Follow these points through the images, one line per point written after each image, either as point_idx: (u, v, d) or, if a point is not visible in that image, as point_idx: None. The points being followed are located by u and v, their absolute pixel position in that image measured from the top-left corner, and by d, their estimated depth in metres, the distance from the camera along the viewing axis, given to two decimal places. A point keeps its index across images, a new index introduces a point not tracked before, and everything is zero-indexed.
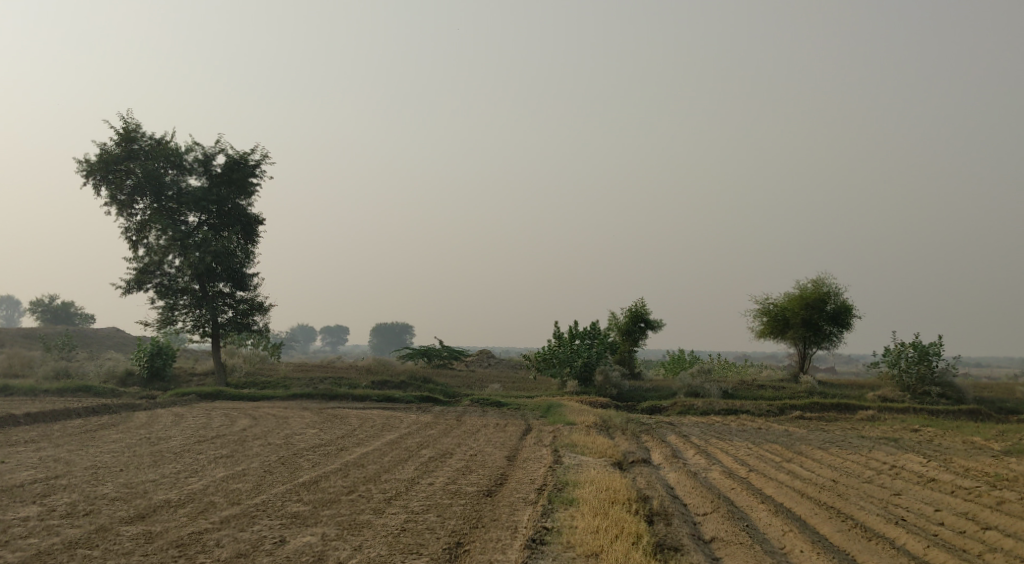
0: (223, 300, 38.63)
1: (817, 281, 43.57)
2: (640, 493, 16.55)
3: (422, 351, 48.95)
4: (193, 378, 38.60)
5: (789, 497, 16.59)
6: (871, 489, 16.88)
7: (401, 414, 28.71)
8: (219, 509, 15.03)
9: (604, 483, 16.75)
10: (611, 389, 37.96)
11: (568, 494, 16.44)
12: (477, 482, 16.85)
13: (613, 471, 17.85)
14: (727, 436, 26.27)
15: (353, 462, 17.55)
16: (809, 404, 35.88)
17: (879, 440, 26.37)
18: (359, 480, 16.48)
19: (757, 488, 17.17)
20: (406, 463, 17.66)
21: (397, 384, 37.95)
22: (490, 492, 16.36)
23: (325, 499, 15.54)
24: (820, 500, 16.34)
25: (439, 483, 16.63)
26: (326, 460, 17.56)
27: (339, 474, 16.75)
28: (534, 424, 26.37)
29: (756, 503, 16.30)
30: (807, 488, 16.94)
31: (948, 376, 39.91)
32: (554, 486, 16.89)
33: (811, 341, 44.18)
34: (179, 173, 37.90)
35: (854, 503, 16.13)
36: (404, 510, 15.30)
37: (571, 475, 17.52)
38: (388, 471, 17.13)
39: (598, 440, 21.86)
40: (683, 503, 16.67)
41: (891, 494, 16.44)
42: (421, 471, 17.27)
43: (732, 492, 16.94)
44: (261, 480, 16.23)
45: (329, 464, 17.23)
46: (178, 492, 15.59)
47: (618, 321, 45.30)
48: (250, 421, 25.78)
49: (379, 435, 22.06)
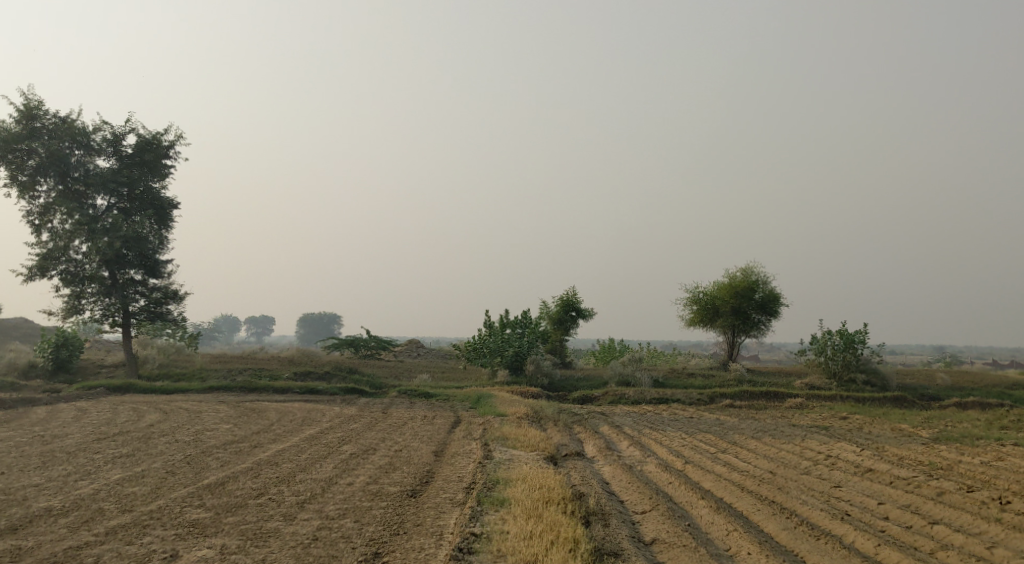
0: (134, 287, 36.72)
1: (746, 269, 43.45)
2: (573, 492, 15.69)
3: (348, 341, 47.55)
4: (102, 371, 36.65)
5: (729, 492, 15.94)
6: (811, 481, 16.35)
7: (323, 407, 27.42)
8: (107, 518, 13.70)
9: (536, 481, 15.85)
10: (542, 379, 37.22)
11: (498, 493, 15.51)
12: (400, 481, 15.80)
13: (546, 467, 16.98)
14: (660, 427, 25.66)
15: (266, 460, 16.34)
16: (739, 393, 35.63)
17: (811, 428, 26.06)
18: (270, 481, 15.28)
19: (695, 482, 16.48)
20: (324, 461, 16.51)
21: (320, 376, 36.58)
22: (415, 493, 15.34)
23: (230, 504, 14.32)
24: (762, 495, 15.73)
25: (359, 483, 15.53)
26: (236, 458, 16.29)
27: (249, 474, 15.51)
28: (462, 416, 25.39)
29: (695, 499, 15.60)
30: (747, 481, 16.32)
31: (873, 363, 40.10)
32: (483, 485, 15.92)
33: (740, 329, 44.06)
34: (86, 153, 35.83)
35: (796, 497, 15.54)
36: (317, 516, 14.18)
37: (502, 472, 16.60)
38: (303, 469, 15.96)
39: (529, 432, 20.97)
40: (620, 500, 15.88)
41: (832, 487, 15.93)
42: (340, 469, 16.13)
43: (671, 488, 16.22)
44: (160, 483, 14.91)
45: (240, 464, 15.98)
46: (63, 499, 14.19)
47: (549, 310, 44.57)
48: (160, 416, 24.24)
49: (297, 430, 20.82)
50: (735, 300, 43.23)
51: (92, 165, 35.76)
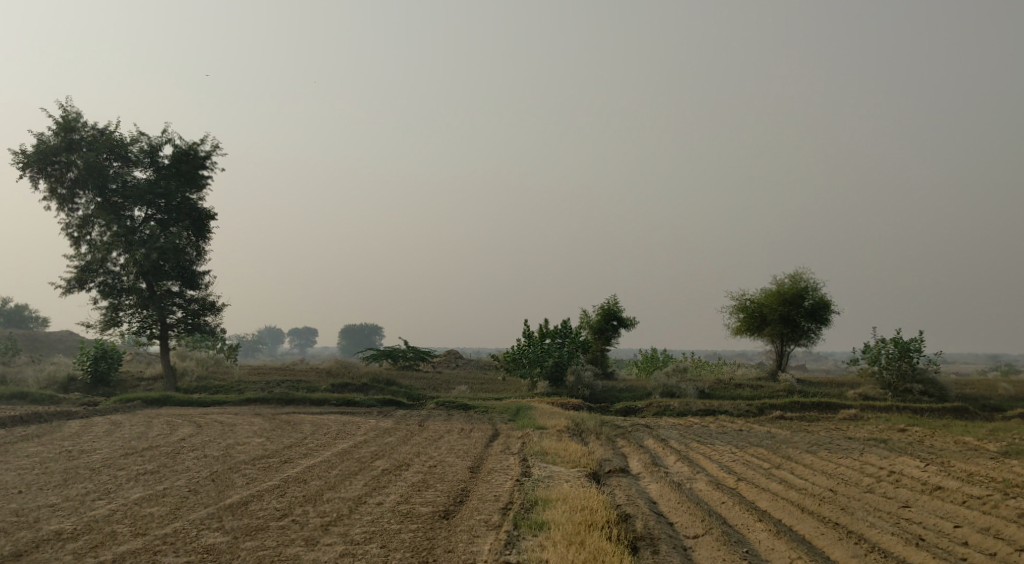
0: (172, 299, 36.42)
1: (795, 275, 42.15)
2: (618, 514, 14.74)
3: (387, 353, 47.00)
4: (141, 383, 36.41)
5: (788, 513, 14.89)
6: (876, 501, 15.25)
7: (359, 420, 26.75)
8: (120, 542, 13.06)
9: (578, 502, 14.94)
10: (583, 389, 36.28)
11: (537, 515, 14.62)
12: (432, 501, 14.98)
13: (588, 486, 16.06)
14: (707, 440, 24.62)
15: (294, 477, 15.63)
16: (789, 404, 34.39)
17: (868, 441, 24.84)
18: (296, 501, 14.56)
19: (750, 502, 15.45)
20: (353, 478, 15.75)
21: (358, 387, 36.02)
22: (448, 514, 14.52)
23: (250, 527, 13.61)
24: (824, 517, 14.67)
25: (389, 503, 14.73)
26: (263, 475, 15.61)
27: (274, 493, 14.80)
28: (501, 429, 24.56)
29: (752, 522, 14.59)
30: (806, 500, 15.27)
31: (930, 372, 38.58)
32: (521, 505, 15.04)
33: (788, 337, 42.75)
34: (123, 165, 35.65)
35: (862, 520, 14.48)
36: (341, 540, 13.40)
37: (542, 491, 15.71)
38: (330, 488, 15.20)
39: (570, 445, 20.03)
40: (669, 522, 14.92)
41: (900, 508, 14.83)
42: (370, 487, 15.36)
43: (724, 509, 15.22)
44: (180, 503, 14.26)
45: (266, 481, 15.28)
46: (75, 521, 13.59)
47: (590, 319, 43.64)
48: (193, 430, 23.71)
49: (330, 444, 20.13)
50: (783, 308, 41.96)
51: (130, 176, 35.57)
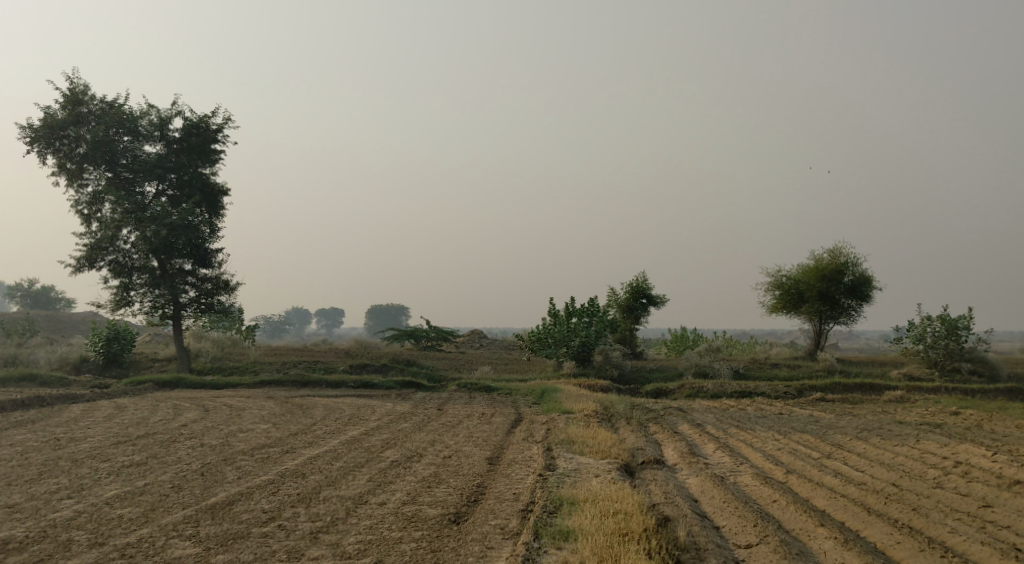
0: (185, 278, 35.13)
1: (834, 250, 40.19)
2: (655, 516, 13.18)
3: (408, 333, 45.59)
4: (154, 364, 35.21)
5: (852, 515, 13.27)
6: (952, 498, 13.57)
7: (375, 404, 25.32)
8: (77, 552, 11.77)
9: (608, 504, 13.38)
10: (612, 370, 34.71)
11: (563, 520, 13.10)
12: (443, 500, 13.49)
13: (620, 482, 14.48)
14: (746, 424, 22.97)
15: (293, 470, 14.22)
16: (830, 385, 32.62)
17: (921, 427, 23.10)
18: (288, 500, 13.17)
19: (805, 501, 13.82)
20: (357, 472, 14.28)
21: (377, 369, 34.64)
22: (459, 517, 13.02)
23: (229, 535, 12.24)
24: (896, 520, 13.03)
25: (394, 502, 13.27)
26: (258, 468, 14.23)
27: (265, 490, 13.42)
28: (525, 413, 23.05)
29: (812, 528, 12.98)
30: (870, 498, 13.62)
31: (979, 352, 36.69)
32: (545, 507, 13.52)
33: (827, 315, 40.83)
34: (134, 139, 34.17)
35: (941, 524, 12.82)
36: (331, 552, 11.98)
37: (568, 488, 14.16)
38: (330, 484, 13.77)
39: (600, 433, 18.43)
40: (715, 527, 13.35)
41: (982, 509, 13.16)
42: (375, 483, 13.90)
43: (778, 509, 13.61)
44: (156, 504, 12.95)
45: (260, 476, 13.91)
46: (30, 527, 12.33)
47: (618, 297, 41.92)
48: (198, 414, 22.38)
49: (340, 431, 18.69)
50: (823, 285, 40.02)
51: (141, 151, 34.10)
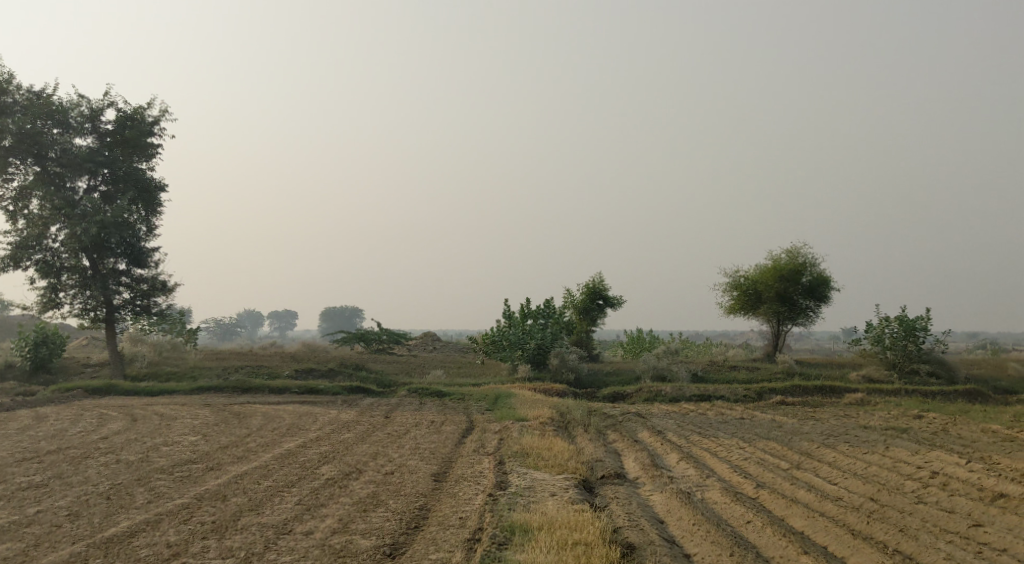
0: (118, 279, 33.29)
1: (792, 250, 39.52)
2: (614, 547, 12.15)
3: (358, 336, 44.07)
4: (86, 369, 33.26)
5: (835, 539, 12.31)
6: (940, 517, 12.69)
7: (318, 411, 23.89)
8: None
9: (563, 534, 12.29)
10: (568, 374, 33.60)
11: (516, 553, 11.95)
12: (379, 528, 12.34)
13: (579, 504, 13.35)
14: (708, 431, 22.00)
15: (213, 493, 13.02)
16: (789, 388, 31.82)
17: (886, 432, 22.28)
18: (200, 530, 12.04)
19: (781, 521, 12.85)
20: (286, 494, 13.08)
21: (324, 373, 33.18)
22: (396, 550, 11.88)
23: None
24: (885, 545, 12.10)
25: (322, 532, 12.13)
26: (174, 490, 13.07)
27: (175, 518, 12.28)
28: (477, 420, 21.83)
29: (794, 556, 11.98)
30: (851, 518, 12.68)
31: (937, 353, 36.32)
32: (496, 535, 12.36)
33: (785, 316, 40.15)
34: (63, 131, 32.20)
35: (932, 549, 11.93)
36: None
37: (521, 511, 13.01)
38: (252, 508, 12.63)
39: (556, 442, 17.24)
40: (685, 554, 12.29)
41: (973, 529, 12.31)
42: (304, 507, 12.75)
43: (754, 533, 12.58)
44: (45, 536, 11.85)
45: (174, 500, 12.75)
46: None
47: (574, 299, 40.83)
48: (124, 424, 20.79)
49: (274, 443, 17.28)
50: (781, 285, 39.32)
51: (72, 144, 32.17)
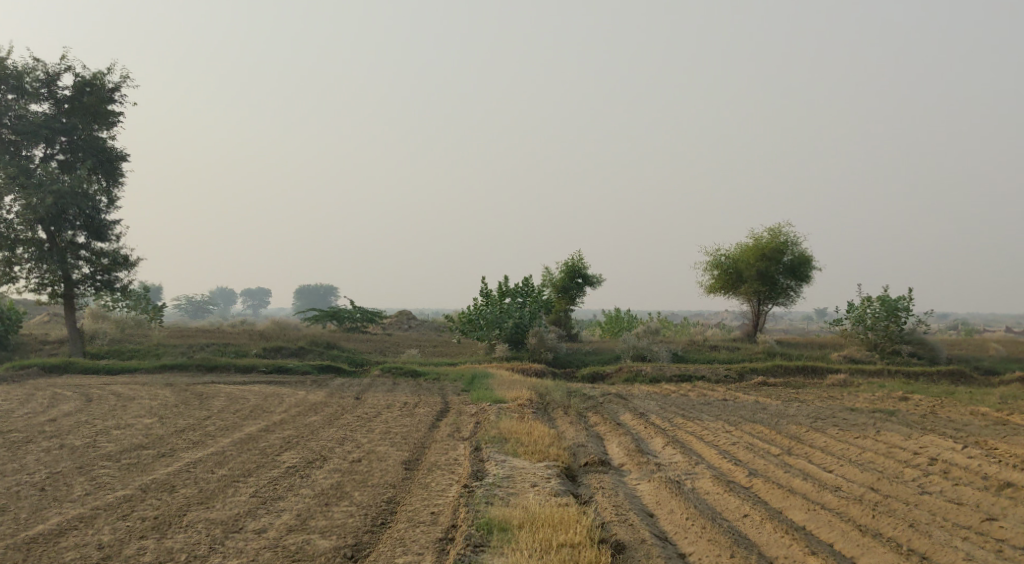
0: (77, 252, 31.91)
1: (774, 229, 38.79)
2: (598, 546, 11.31)
3: (331, 314, 42.92)
4: (44, 347, 31.89)
5: (841, 536, 11.57)
6: (950, 511, 12.00)
7: (287, 392, 22.82)
8: None
9: (545, 534, 11.43)
10: (546, 353, 32.72)
11: (493, 556, 11.07)
12: (341, 525, 11.45)
13: (561, 498, 12.50)
14: (692, 413, 21.19)
15: (159, 484, 12.11)
16: (772, 369, 31.10)
17: (875, 414, 21.58)
18: (140, 527, 11.13)
19: (781, 515, 12.11)
20: (240, 486, 12.15)
21: (294, 352, 32.08)
22: (360, 552, 10.97)
23: None
24: (896, 542, 11.37)
25: (277, 529, 11.23)
26: (117, 480, 12.17)
27: (113, 514, 11.37)
28: (452, 402, 20.88)
29: (800, 556, 11.17)
30: (856, 511, 11.97)
31: (918, 333, 35.76)
32: (471, 534, 11.50)
33: (766, 296, 39.45)
34: (18, 97, 30.75)
35: (946, 546, 11.22)
36: None
37: (499, 507, 12.13)
38: (202, 502, 11.72)
39: (535, 426, 16.32)
40: (679, 555, 11.49)
41: (988, 524, 11.62)
42: (261, 500, 11.85)
43: (754, 529, 11.81)
44: None
45: (114, 492, 11.84)
46: None
47: (552, 277, 39.92)
48: (79, 405, 19.64)
49: (235, 427, 16.24)
50: (763, 264, 38.55)
51: (27, 111, 30.74)
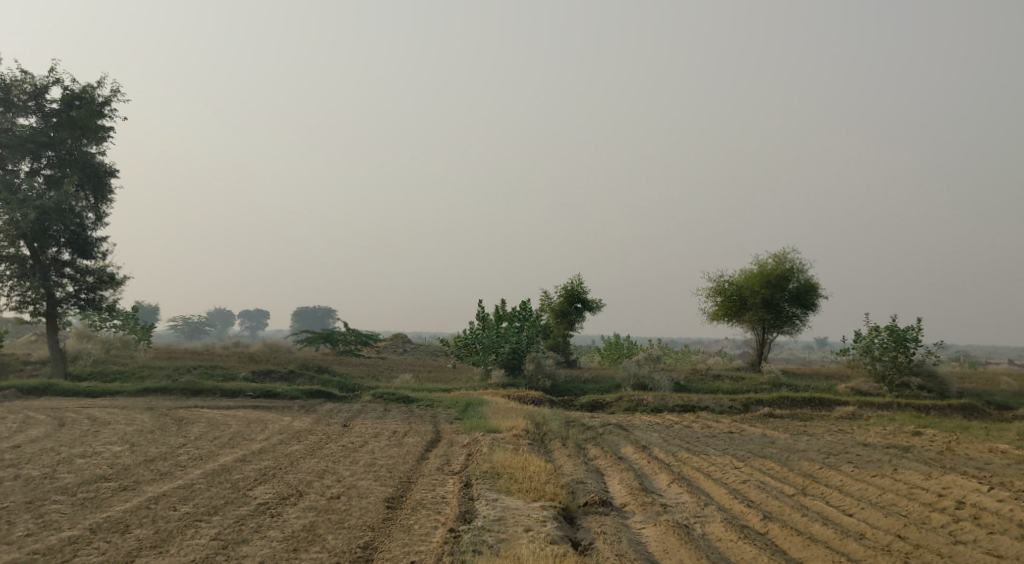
0: (61, 269, 31.00)
1: (779, 255, 37.83)
2: None
3: (324, 336, 41.83)
4: (25, 368, 30.77)
5: None
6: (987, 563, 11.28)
7: (272, 418, 21.77)
8: None
9: None
10: (544, 380, 31.64)
11: None
12: None
13: (558, 545, 11.68)
14: (697, 446, 20.16)
15: (110, 523, 11.62)
16: (777, 399, 30.05)
17: (889, 450, 20.53)
18: None
19: None
20: (200, 528, 11.59)
21: (284, 376, 30.98)
22: None
23: None
24: None
25: None
26: (65, 518, 11.66)
27: (53, 559, 10.85)
28: (444, 431, 19.87)
29: None
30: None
31: (928, 365, 34.68)
32: None
33: (770, 324, 38.43)
34: (5, 111, 29.90)
35: None
36: None
37: (490, 557, 11.29)
38: (154, 546, 11.20)
39: (531, 459, 15.38)
40: None
41: None
42: (223, 544, 11.30)
43: None
44: None
45: (60, 532, 11.33)
46: None
47: (551, 301, 38.90)
48: (50, 430, 18.64)
49: (210, 456, 15.30)
50: (767, 291, 37.56)
51: (13, 124, 29.91)
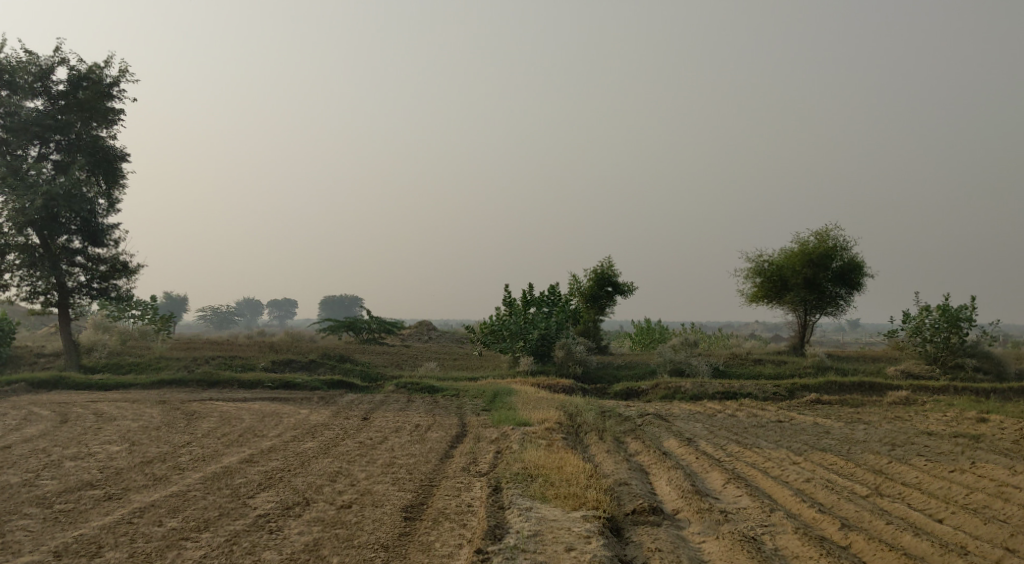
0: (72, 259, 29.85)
1: (822, 232, 35.93)
2: None
3: (347, 324, 40.47)
4: (38, 360, 29.70)
5: None
6: None
7: (287, 411, 20.40)
8: None
9: None
10: (575, 367, 30.10)
11: None
12: None
13: None
14: (747, 437, 18.57)
15: (86, 542, 10.46)
16: (824, 385, 28.33)
17: (958, 439, 18.81)
18: None
19: None
20: (186, 550, 10.38)
21: (305, 365, 29.70)
22: None
23: None
24: None
25: None
26: (34, 538, 10.53)
27: None
28: (471, 424, 18.42)
29: None
30: None
31: (983, 346, 32.70)
32: None
33: (813, 305, 36.58)
34: (12, 94, 28.70)
35: None
36: None
37: None
38: None
39: (568, 456, 13.98)
40: None
41: None
42: None
43: None
44: None
45: (24, 555, 10.19)
46: None
47: (581, 285, 37.31)
48: (49, 427, 17.39)
49: (213, 455, 14.05)
50: (810, 271, 35.70)
51: (20, 107, 28.68)
